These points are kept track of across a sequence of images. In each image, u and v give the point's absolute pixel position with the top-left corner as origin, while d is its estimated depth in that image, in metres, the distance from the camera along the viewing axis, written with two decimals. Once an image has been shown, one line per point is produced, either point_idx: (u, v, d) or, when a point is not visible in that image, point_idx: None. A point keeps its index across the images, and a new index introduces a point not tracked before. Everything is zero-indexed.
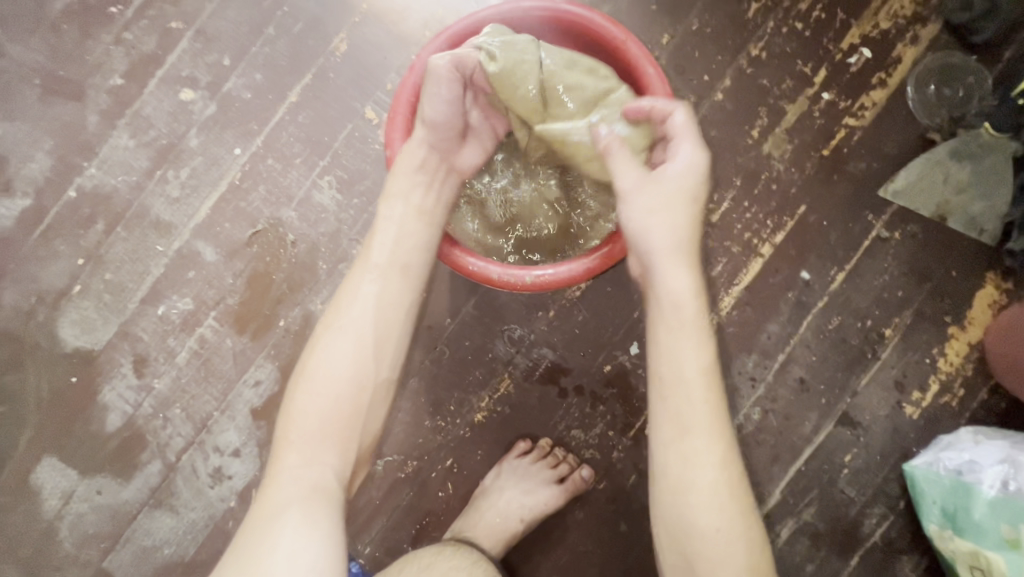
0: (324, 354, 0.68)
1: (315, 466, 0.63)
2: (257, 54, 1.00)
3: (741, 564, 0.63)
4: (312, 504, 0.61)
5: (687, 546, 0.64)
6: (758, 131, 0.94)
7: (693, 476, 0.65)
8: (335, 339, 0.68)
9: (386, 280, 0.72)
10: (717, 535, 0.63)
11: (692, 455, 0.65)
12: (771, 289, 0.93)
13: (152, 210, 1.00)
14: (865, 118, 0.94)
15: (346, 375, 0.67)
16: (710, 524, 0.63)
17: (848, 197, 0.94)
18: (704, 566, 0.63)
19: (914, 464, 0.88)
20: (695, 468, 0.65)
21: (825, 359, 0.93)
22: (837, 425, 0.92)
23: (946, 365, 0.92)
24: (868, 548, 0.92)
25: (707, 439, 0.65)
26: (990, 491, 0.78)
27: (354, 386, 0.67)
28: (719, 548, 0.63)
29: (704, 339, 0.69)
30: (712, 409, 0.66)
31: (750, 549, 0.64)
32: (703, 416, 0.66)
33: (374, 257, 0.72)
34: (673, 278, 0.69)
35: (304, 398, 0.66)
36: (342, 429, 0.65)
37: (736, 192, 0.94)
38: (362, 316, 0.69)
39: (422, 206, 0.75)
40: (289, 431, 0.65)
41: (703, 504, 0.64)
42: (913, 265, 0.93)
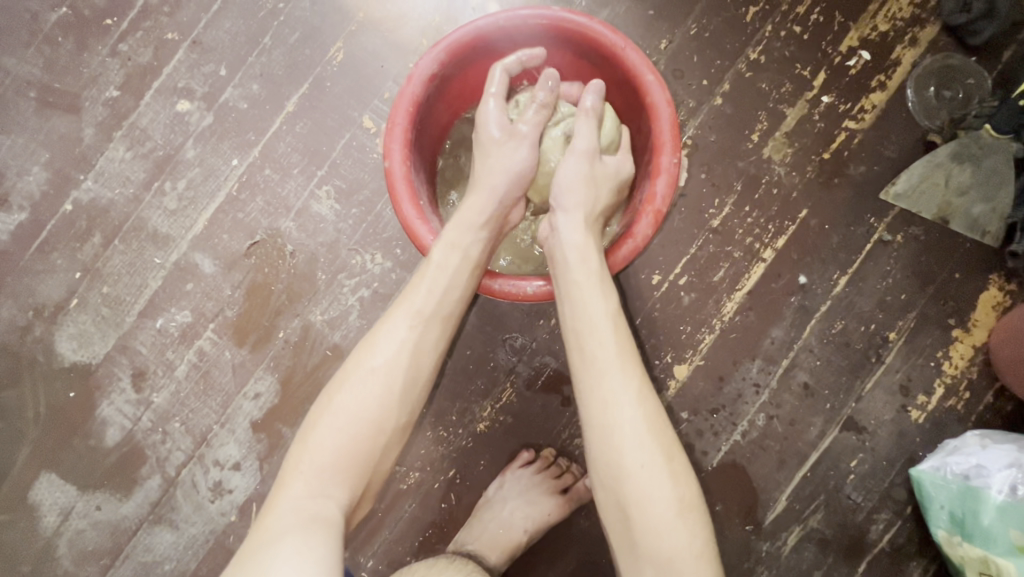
0: (350, 393, 0.66)
1: (322, 497, 0.61)
2: (253, 65, 1.00)
3: (668, 495, 0.62)
4: (312, 530, 0.57)
5: (622, 487, 0.62)
6: (758, 136, 0.94)
7: (614, 416, 0.63)
8: (362, 379, 0.66)
9: (425, 327, 0.69)
10: (643, 471, 0.62)
11: (612, 395, 0.64)
12: (773, 294, 0.93)
13: (149, 223, 1.00)
14: (865, 121, 0.94)
15: (371, 417, 0.65)
16: (636, 462, 0.62)
17: (849, 200, 0.93)
18: (641, 509, 0.61)
19: (920, 469, 0.87)
20: (613, 408, 0.64)
21: (829, 363, 0.92)
22: (842, 430, 0.92)
23: (951, 369, 0.92)
24: (876, 555, 0.91)
25: (622, 375, 0.65)
26: (998, 496, 0.78)
27: (376, 429, 0.65)
28: (647, 483, 0.62)
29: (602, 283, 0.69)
30: (623, 349, 0.67)
31: (677, 482, 0.63)
32: (613, 356, 0.66)
33: (418, 302, 0.69)
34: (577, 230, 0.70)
35: (322, 429, 0.64)
36: (353, 466, 0.64)
37: (737, 197, 0.93)
38: (397, 362, 0.67)
39: (472, 255, 0.72)
40: (300, 457, 0.64)
41: (627, 442, 0.63)
42: (915, 268, 0.92)
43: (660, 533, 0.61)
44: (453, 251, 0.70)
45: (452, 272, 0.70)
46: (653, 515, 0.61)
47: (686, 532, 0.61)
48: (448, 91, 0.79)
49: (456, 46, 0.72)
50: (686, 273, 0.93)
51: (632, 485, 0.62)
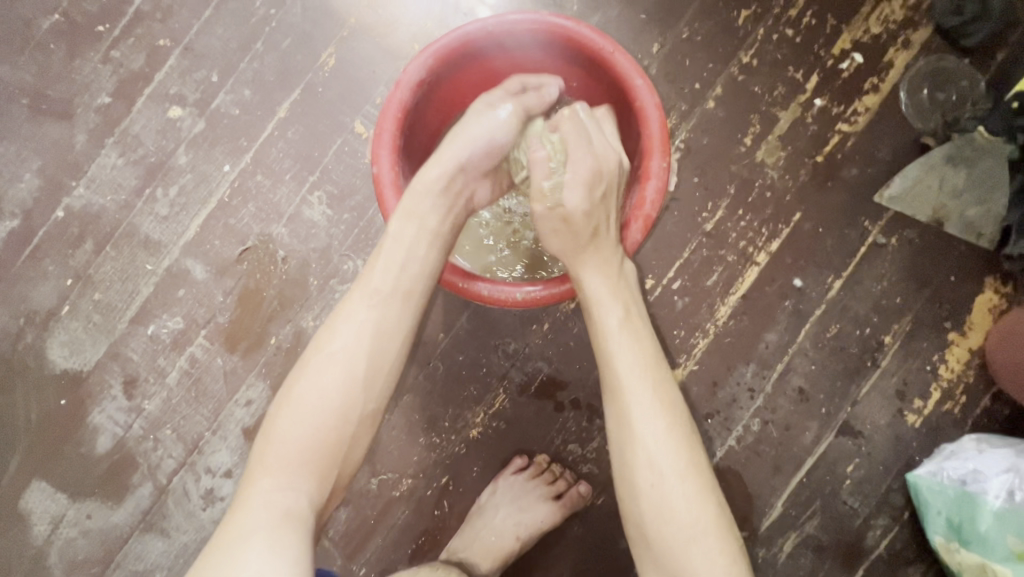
0: (310, 379, 0.64)
1: (292, 491, 0.60)
2: (245, 70, 1.00)
3: (683, 516, 0.61)
4: (283, 531, 0.57)
5: (639, 506, 0.62)
6: (751, 139, 0.93)
7: (632, 432, 0.63)
8: (320, 365, 0.64)
9: (385, 307, 0.67)
10: (653, 490, 0.61)
11: (634, 414, 0.63)
12: (767, 298, 0.92)
13: (141, 229, 0.99)
14: (859, 124, 0.93)
15: (333, 402, 0.63)
16: (648, 481, 0.61)
17: (843, 204, 0.93)
18: (653, 526, 0.61)
19: (917, 474, 0.86)
20: (633, 423, 0.63)
21: (824, 367, 0.92)
22: (838, 435, 0.91)
23: (947, 372, 0.91)
24: (873, 561, 0.90)
25: (646, 391, 0.64)
26: (995, 502, 0.77)
27: (339, 416, 0.64)
28: (662, 503, 0.61)
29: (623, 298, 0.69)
30: (643, 364, 0.65)
31: (691, 501, 0.62)
32: (636, 372, 0.64)
33: (376, 281, 0.68)
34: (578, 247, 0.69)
35: (285, 420, 0.63)
36: (321, 457, 0.63)
37: (730, 201, 0.93)
38: (356, 344, 0.65)
39: (430, 225, 0.70)
40: (266, 453, 0.62)
41: (653, 461, 0.62)
42: (910, 271, 0.92)
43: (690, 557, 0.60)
44: (409, 220, 0.69)
45: (410, 245, 0.69)
46: (681, 539, 0.60)
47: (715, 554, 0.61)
48: (437, 96, 0.79)
49: (444, 52, 0.72)
50: (679, 277, 0.92)
51: (663, 507, 0.61)
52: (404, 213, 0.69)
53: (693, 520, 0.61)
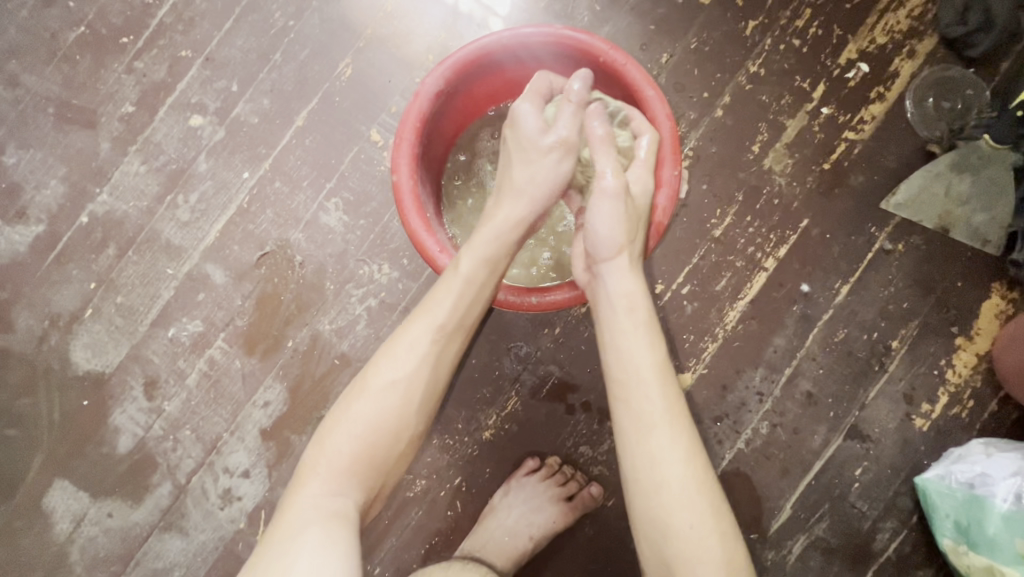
0: (369, 402, 0.66)
1: (341, 496, 0.64)
2: (265, 80, 1.03)
3: (717, 558, 0.61)
4: (334, 530, 0.60)
5: (666, 547, 0.62)
6: (759, 147, 0.95)
7: (662, 474, 0.63)
8: (380, 392, 0.67)
9: (445, 342, 0.70)
10: (690, 531, 0.62)
11: (663, 456, 0.63)
12: (776, 303, 0.94)
13: (162, 235, 1.02)
14: (865, 132, 0.95)
15: (390, 426, 0.66)
16: (684, 523, 0.62)
17: (850, 210, 0.94)
18: (685, 569, 0.61)
19: (925, 477, 0.87)
20: (661, 465, 0.63)
21: (832, 372, 0.93)
22: (846, 439, 0.92)
23: (954, 377, 0.92)
24: (881, 564, 0.91)
25: (670, 431, 0.64)
26: (1003, 505, 0.78)
27: (394, 435, 0.67)
28: (695, 545, 0.61)
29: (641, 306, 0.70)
30: (670, 406, 0.65)
31: (724, 541, 0.62)
32: (664, 413, 0.65)
33: (441, 317, 0.69)
34: (621, 279, 0.69)
35: (340, 434, 0.66)
36: (369, 467, 0.65)
37: (738, 207, 0.94)
38: (417, 374, 0.68)
39: (499, 269, 0.72)
40: (317, 460, 0.65)
41: (683, 502, 0.62)
42: (917, 276, 0.93)
43: (693, 566, 0.61)
44: (484, 266, 0.70)
45: (478, 286, 0.70)
46: (681, 543, 0.61)
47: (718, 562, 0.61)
48: (453, 106, 0.81)
49: (461, 63, 0.74)
50: (688, 282, 0.94)
51: (665, 510, 0.62)
52: (471, 253, 0.70)
53: (696, 525, 0.62)
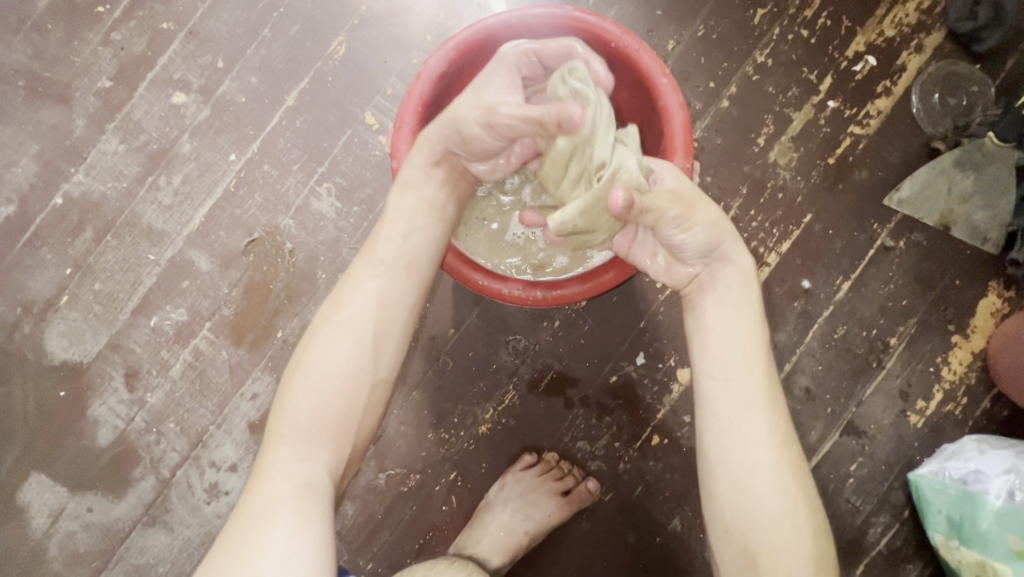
0: (320, 350, 0.64)
1: (310, 461, 0.61)
2: (252, 57, 0.97)
3: (794, 525, 0.61)
4: (308, 502, 0.58)
5: (742, 508, 0.61)
6: (764, 139, 0.93)
7: (741, 433, 0.62)
8: (330, 336, 0.65)
9: (389, 276, 0.67)
10: (766, 494, 0.61)
11: (742, 413, 0.63)
12: (777, 298, 0.93)
13: (143, 218, 0.97)
14: (871, 127, 0.94)
15: (345, 371, 0.63)
16: (761, 484, 0.61)
17: (853, 206, 0.93)
18: (759, 531, 0.60)
19: (919, 473, 0.89)
20: (738, 427, 0.63)
21: (830, 368, 0.93)
22: (842, 435, 0.92)
23: (950, 374, 0.92)
24: (872, 557, 0.92)
25: (753, 392, 0.64)
26: (996, 501, 0.78)
27: (350, 383, 0.63)
28: (772, 508, 0.61)
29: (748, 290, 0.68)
30: (756, 367, 0.65)
31: (803, 512, 0.62)
32: (745, 372, 0.64)
33: (382, 252, 0.68)
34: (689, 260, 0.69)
35: (297, 389, 0.63)
36: (333, 425, 0.62)
37: (742, 201, 0.93)
38: (363, 314, 0.65)
39: (430, 198, 0.69)
40: (280, 421, 0.62)
41: (764, 465, 0.62)
42: (916, 273, 0.93)
43: (769, 531, 0.60)
44: (409, 194, 0.69)
45: (411, 215, 0.69)
46: (762, 525, 0.61)
47: (802, 547, 0.61)
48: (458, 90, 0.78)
49: (465, 44, 0.71)
50: None
51: (744, 471, 0.61)
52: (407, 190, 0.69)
53: (783, 509, 0.61)
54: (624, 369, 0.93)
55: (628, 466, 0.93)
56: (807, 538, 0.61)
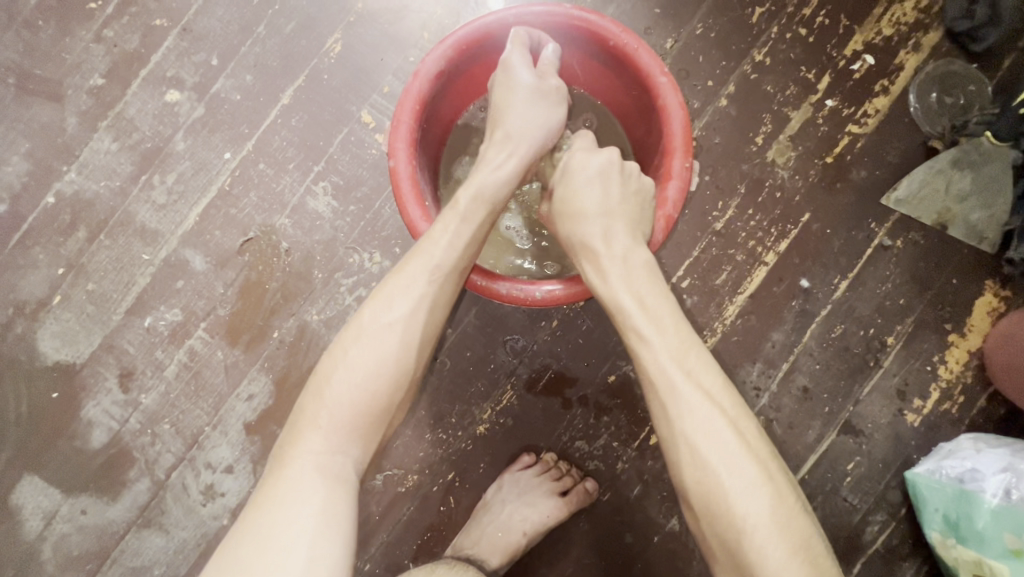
0: (364, 349, 0.62)
1: (341, 456, 0.60)
2: (247, 55, 0.96)
3: (736, 516, 0.55)
4: (338, 499, 0.57)
5: (687, 505, 0.60)
6: (763, 138, 0.93)
7: (665, 426, 0.60)
8: (376, 333, 0.63)
9: (441, 284, 0.65)
10: (699, 486, 0.57)
11: (661, 403, 0.60)
12: (775, 298, 0.93)
13: (137, 217, 0.96)
14: (869, 126, 0.94)
15: (389, 375, 0.62)
16: (690, 477, 0.58)
17: (851, 205, 0.94)
18: (707, 526, 0.57)
19: (916, 472, 0.89)
20: (662, 422, 0.60)
21: (828, 367, 0.93)
22: (840, 434, 0.93)
23: (946, 373, 0.93)
24: (869, 555, 0.92)
25: (668, 379, 0.60)
26: (993, 500, 0.79)
27: (392, 387, 0.62)
28: (706, 501, 0.57)
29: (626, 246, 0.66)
30: (671, 350, 0.61)
31: (747, 503, 0.55)
32: (660, 358, 0.61)
33: (438, 257, 0.64)
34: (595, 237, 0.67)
35: (337, 384, 0.61)
36: (369, 422, 0.61)
37: (740, 200, 0.93)
38: (411, 320, 0.64)
39: (496, 205, 0.69)
40: (316, 412, 0.60)
41: (690, 456, 0.58)
42: (914, 273, 0.93)
43: (712, 525, 0.57)
44: (478, 202, 0.68)
45: (476, 225, 0.67)
46: (688, 500, 0.59)
47: (733, 513, 0.55)
48: (453, 88, 0.77)
49: (463, 42, 0.70)
50: (689, 276, 0.93)
51: (673, 466, 0.59)
52: (468, 190, 0.68)
53: (700, 479, 0.57)
54: (622, 369, 0.93)
55: (625, 466, 0.93)
56: (732, 498, 0.56)
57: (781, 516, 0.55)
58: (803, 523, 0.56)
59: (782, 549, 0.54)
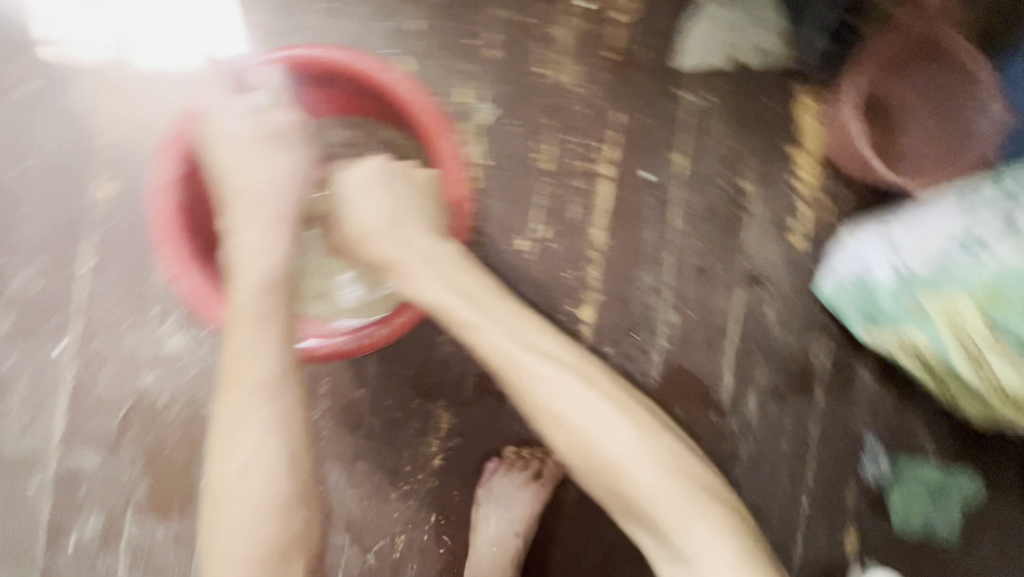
0: (231, 503, 0.58)
1: None
2: (25, 242, 0.91)
3: (611, 454, 0.60)
4: None
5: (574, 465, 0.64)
6: (543, 67, 0.93)
7: (525, 403, 0.64)
8: (235, 484, 0.58)
9: (278, 395, 0.61)
10: (572, 444, 0.62)
11: (512, 386, 0.64)
12: (628, 203, 0.94)
13: (6, 451, 0.90)
14: (628, 7, 0.94)
15: (269, 512, 0.58)
16: (565, 438, 0.62)
17: (651, 84, 0.94)
18: (591, 475, 0.63)
19: (823, 286, 0.92)
20: (523, 401, 0.64)
21: (706, 237, 0.94)
22: (746, 289, 0.95)
23: (806, 187, 0.95)
24: (824, 377, 0.95)
25: (513, 365, 0.64)
26: (885, 280, 0.81)
27: (279, 519, 0.58)
28: (580, 453, 0.62)
29: (446, 268, 0.69)
30: (504, 340, 0.64)
31: (615, 436, 0.61)
32: (493, 353, 0.65)
33: (254, 372, 0.61)
34: (399, 276, 0.70)
35: (225, 550, 0.57)
36: (278, 563, 0.58)
37: (551, 133, 0.93)
38: (265, 444, 0.59)
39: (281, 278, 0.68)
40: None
41: (557, 420, 0.62)
42: (735, 115, 0.95)
43: (596, 471, 0.62)
44: (265, 292, 0.65)
45: (275, 321, 0.65)
46: (572, 459, 0.63)
47: (613, 460, 0.60)
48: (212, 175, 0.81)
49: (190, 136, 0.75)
50: (545, 225, 0.93)
51: (547, 434, 0.64)
52: (248, 284, 0.65)
53: (570, 436, 0.62)
54: None
55: None
56: (615, 452, 0.60)
57: (649, 440, 0.62)
58: (667, 444, 0.62)
59: (654, 473, 0.60)
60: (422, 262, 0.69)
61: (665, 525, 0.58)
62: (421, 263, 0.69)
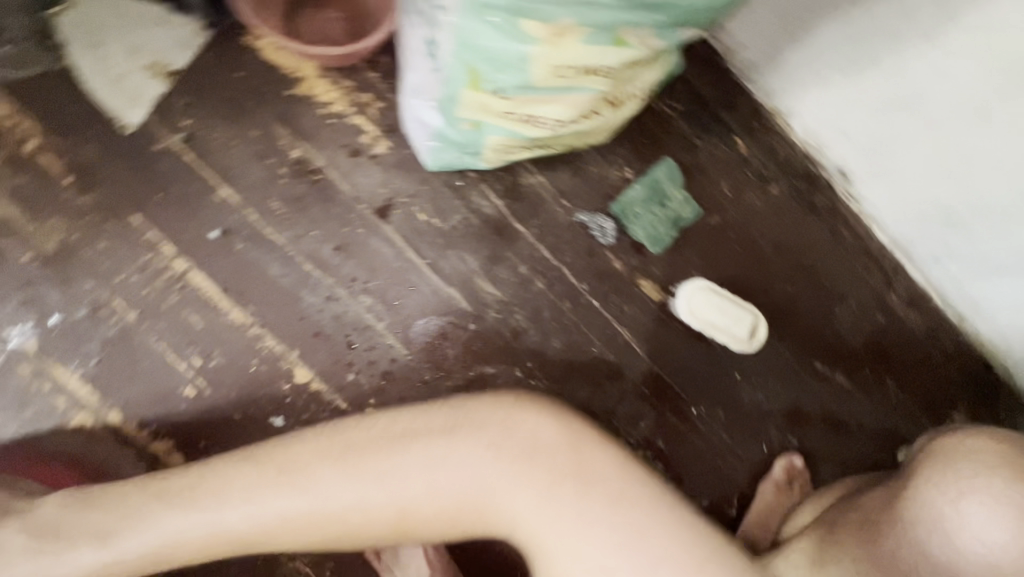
0: None
1: None
2: None
3: (434, 507, 0.67)
4: None
5: (404, 531, 0.68)
6: (29, 250, 0.81)
7: (333, 526, 0.66)
8: None
9: None
10: (389, 513, 0.67)
11: (313, 531, 0.67)
12: (228, 265, 0.85)
13: None
14: (33, 128, 0.83)
15: None
16: (382, 514, 0.67)
17: (128, 163, 0.84)
18: (423, 528, 0.68)
19: (427, 160, 0.88)
20: (331, 518, 0.66)
21: (315, 219, 0.89)
22: (388, 219, 0.91)
23: (338, 102, 0.90)
24: (511, 211, 0.95)
25: (293, 503, 0.66)
26: (437, 121, 0.78)
27: None
28: (411, 517, 0.67)
29: (242, 477, 0.67)
30: (291, 499, 0.66)
31: (441, 487, 0.67)
32: (287, 514, 0.66)
33: None
34: (167, 535, 0.66)
35: None
36: None
37: (100, 289, 0.82)
38: None
39: None
40: None
41: (362, 518, 0.66)
42: (220, 112, 0.87)
43: (419, 530, 0.68)
44: None
45: None
46: (404, 529, 0.68)
47: (446, 502, 0.67)
48: None
49: None
50: (188, 355, 0.84)
51: (361, 532, 0.67)
52: None
53: (389, 521, 0.67)
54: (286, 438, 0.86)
55: None
56: (437, 502, 0.67)
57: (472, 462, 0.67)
58: (499, 433, 0.68)
59: (495, 481, 0.67)
60: (203, 500, 0.67)
61: (523, 521, 0.67)
62: (184, 524, 0.66)
